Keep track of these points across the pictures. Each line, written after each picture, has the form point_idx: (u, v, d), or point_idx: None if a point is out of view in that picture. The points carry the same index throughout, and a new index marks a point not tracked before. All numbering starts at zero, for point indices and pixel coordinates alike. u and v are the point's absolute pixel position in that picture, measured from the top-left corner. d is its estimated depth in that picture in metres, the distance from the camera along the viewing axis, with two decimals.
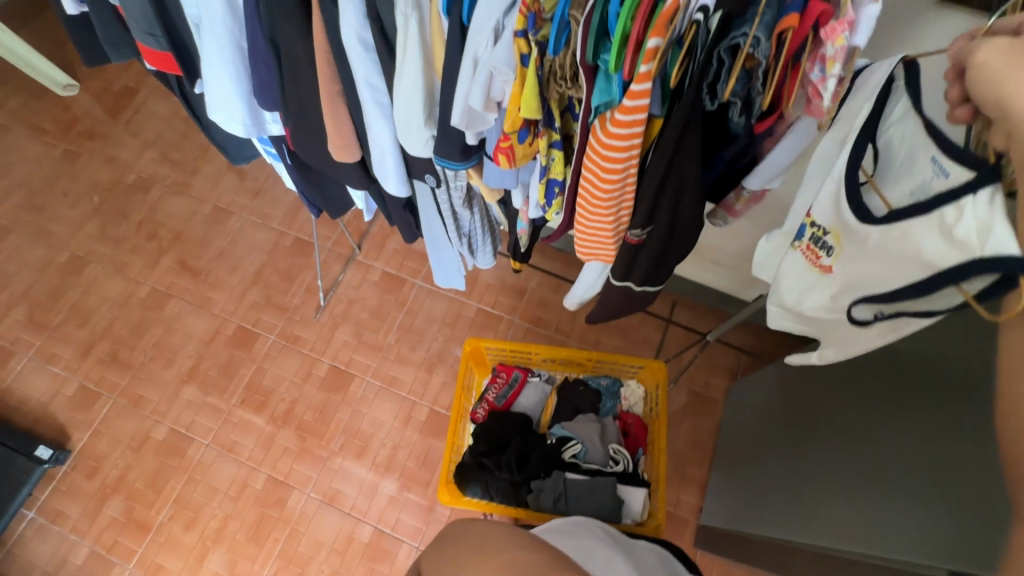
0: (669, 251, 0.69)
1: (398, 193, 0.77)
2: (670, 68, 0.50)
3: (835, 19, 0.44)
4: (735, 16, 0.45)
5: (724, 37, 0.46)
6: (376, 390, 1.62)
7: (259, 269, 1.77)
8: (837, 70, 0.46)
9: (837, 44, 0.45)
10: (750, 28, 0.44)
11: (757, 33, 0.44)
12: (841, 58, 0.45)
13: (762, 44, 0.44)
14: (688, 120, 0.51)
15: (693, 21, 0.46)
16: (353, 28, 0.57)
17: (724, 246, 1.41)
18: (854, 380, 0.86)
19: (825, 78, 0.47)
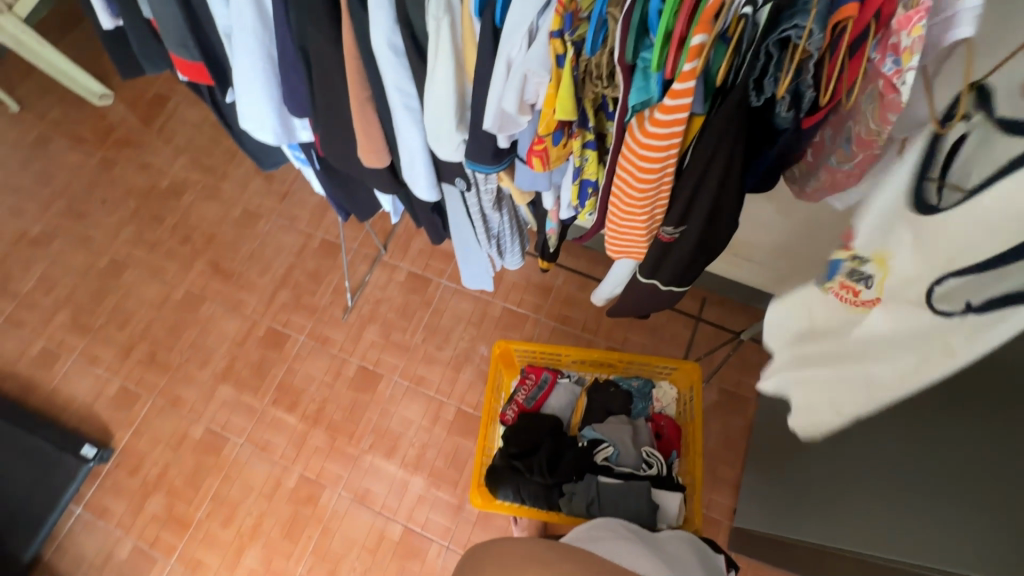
0: (704, 251, 0.66)
1: (427, 197, 0.76)
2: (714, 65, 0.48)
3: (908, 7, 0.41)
4: (784, 9, 0.44)
5: (774, 30, 0.44)
6: (404, 389, 1.63)
7: (288, 271, 1.80)
8: (914, 62, 0.42)
9: (914, 32, 0.40)
10: (804, 20, 0.42)
11: (812, 24, 0.42)
12: (919, 49, 0.41)
13: (817, 36, 0.42)
14: (734, 119, 0.49)
15: (739, 15, 0.44)
16: (383, 34, 0.56)
17: (756, 242, 1.36)
18: None
19: (900, 71, 0.43)
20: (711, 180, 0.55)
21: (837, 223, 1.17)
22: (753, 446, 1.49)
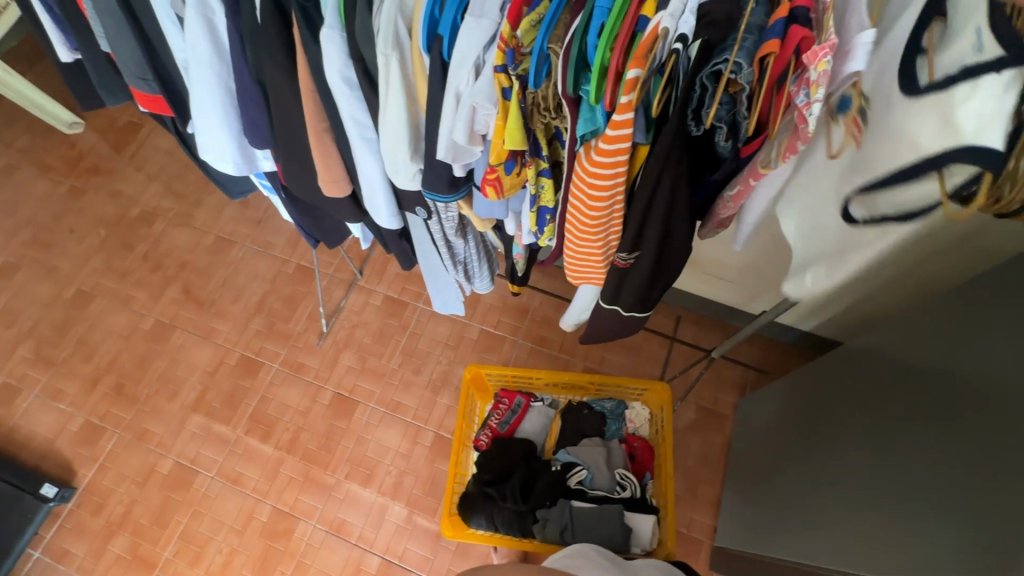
0: (659, 274, 0.68)
1: (389, 225, 0.77)
2: (652, 96, 0.50)
3: (816, 44, 0.43)
4: (714, 44, 0.45)
5: (705, 64, 0.46)
6: (380, 416, 1.60)
7: (262, 298, 1.77)
8: (820, 95, 0.44)
9: (822, 67, 0.43)
10: (730, 54, 0.44)
11: (737, 58, 0.44)
12: (824, 82, 0.43)
13: (744, 69, 0.44)
14: (675, 147, 0.51)
15: (672, 50, 0.46)
16: (336, 68, 0.57)
17: (725, 260, 1.39)
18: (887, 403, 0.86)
19: (808, 103, 0.45)
20: (660, 205, 0.56)
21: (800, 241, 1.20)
22: (733, 464, 1.49)
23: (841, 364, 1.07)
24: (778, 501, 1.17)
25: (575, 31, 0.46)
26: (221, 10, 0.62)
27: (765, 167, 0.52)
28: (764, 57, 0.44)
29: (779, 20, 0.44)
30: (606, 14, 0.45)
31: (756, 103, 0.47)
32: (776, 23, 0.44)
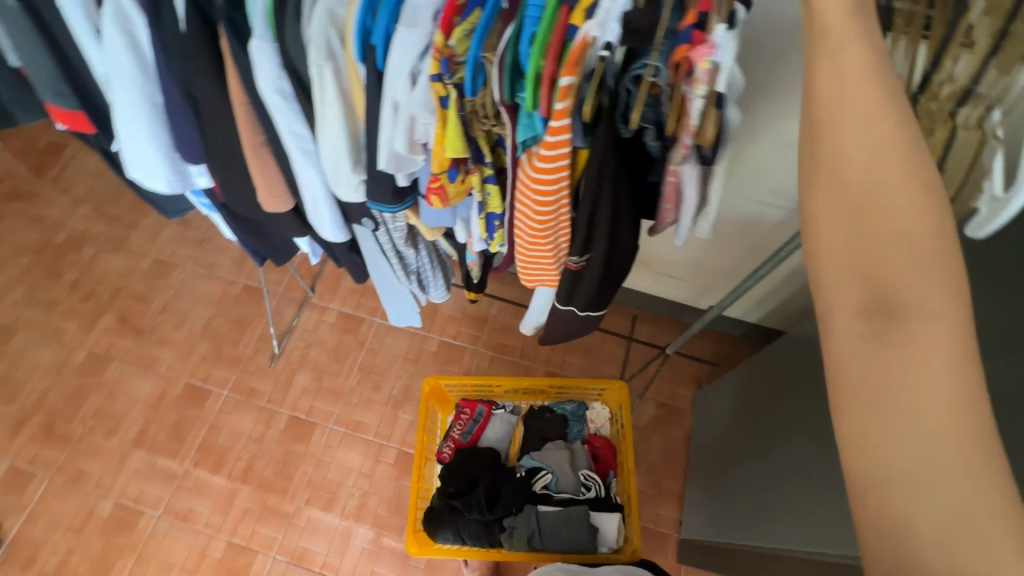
0: (610, 275, 0.70)
1: (335, 238, 0.75)
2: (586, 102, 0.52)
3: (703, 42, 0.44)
4: (637, 50, 0.47)
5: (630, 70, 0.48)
6: (340, 436, 1.55)
7: (207, 321, 1.69)
8: (701, 92, 0.45)
9: (705, 66, 0.44)
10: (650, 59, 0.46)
11: (657, 63, 0.46)
12: (705, 80, 0.45)
13: (662, 73, 0.46)
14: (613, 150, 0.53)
15: (600, 58, 0.47)
16: (268, 80, 0.55)
17: (674, 259, 1.44)
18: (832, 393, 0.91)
19: (692, 99, 0.46)
20: (603, 207, 0.58)
21: (740, 237, 1.26)
22: (693, 457, 1.53)
23: (788, 352, 1.12)
24: (739, 486, 1.21)
25: (508, 41, 0.47)
26: (142, 23, 0.59)
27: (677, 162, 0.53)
28: (678, 61, 0.45)
29: (687, 24, 0.44)
30: (538, 22, 0.46)
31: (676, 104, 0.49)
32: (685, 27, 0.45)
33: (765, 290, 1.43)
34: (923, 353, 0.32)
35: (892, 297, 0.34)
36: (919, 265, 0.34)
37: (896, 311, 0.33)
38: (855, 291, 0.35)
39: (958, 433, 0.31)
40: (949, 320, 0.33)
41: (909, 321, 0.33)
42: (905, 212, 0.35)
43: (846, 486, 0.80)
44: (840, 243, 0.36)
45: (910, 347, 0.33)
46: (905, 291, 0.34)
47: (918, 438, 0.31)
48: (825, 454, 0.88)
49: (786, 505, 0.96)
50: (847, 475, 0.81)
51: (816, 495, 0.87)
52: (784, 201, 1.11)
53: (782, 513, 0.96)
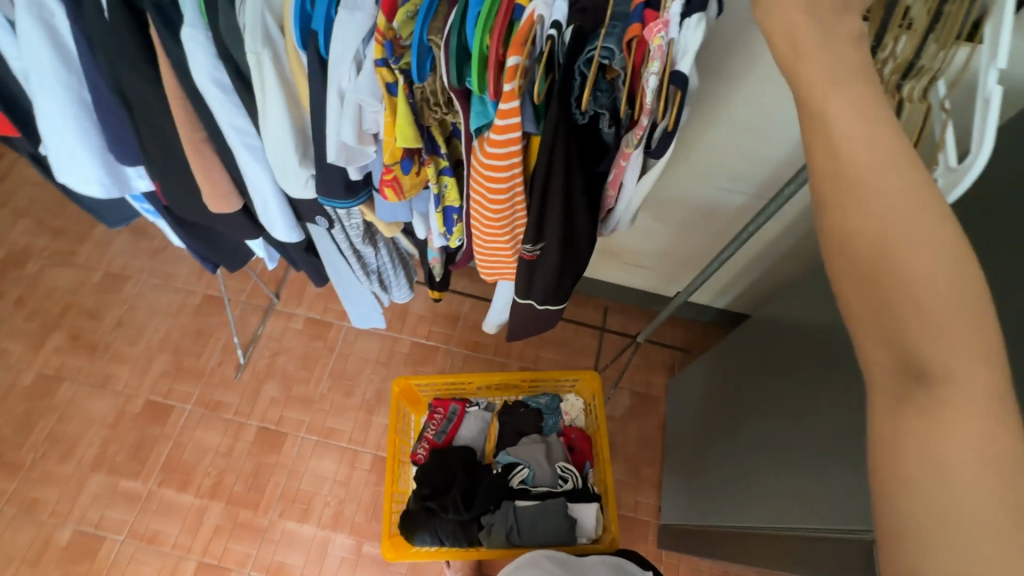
0: (567, 266, 0.69)
1: (289, 238, 0.72)
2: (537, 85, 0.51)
3: (657, 18, 0.43)
4: (585, 32, 0.47)
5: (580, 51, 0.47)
6: (313, 445, 1.51)
7: (166, 334, 1.62)
8: (656, 69, 0.45)
9: (660, 43, 0.43)
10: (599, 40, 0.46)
11: (606, 44, 0.46)
12: (660, 58, 0.44)
13: (615, 55, 0.46)
14: (565, 134, 0.52)
15: (548, 37, 0.45)
16: (204, 69, 0.52)
17: (642, 249, 1.45)
18: (800, 372, 0.93)
19: (647, 77, 0.46)
20: (558, 193, 0.57)
21: (704, 223, 1.28)
22: (669, 443, 1.55)
23: (756, 335, 1.14)
24: (715, 469, 1.22)
25: (452, 23, 0.46)
26: (62, 13, 0.55)
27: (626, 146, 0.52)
28: (629, 40, 0.45)
29: (637, 4, 0.45)
30: (481, 3, 0.45)
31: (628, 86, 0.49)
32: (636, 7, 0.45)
33: (731, 275, 1.46)
34: (951, 412, 0.29)
35: (916, 348, 0.31)
36: (948, 314, 0.31)
37: (925, 366, 0.31)
38: (882, 343, 0.33)
39: (1001, 497, 0.28)
40: (976, 373, 0.30)
41: (938, 379, 0.30)
42: (924, 241, 0.32)
43: (817, 461, 0.81)
44: (856, 287, 0.33)
45: (938, 406, 0.30)
46: (932, 341, 0.31)
47: (961, 489, 0.28)
48: (797, 432, 0.89)
49: (764, 485, 0.97)
50: (816, 450, 0.82)
51: (791, 473, 0.88)
52: (746, 186, 1.13)
53: (761, 493, 0.97)
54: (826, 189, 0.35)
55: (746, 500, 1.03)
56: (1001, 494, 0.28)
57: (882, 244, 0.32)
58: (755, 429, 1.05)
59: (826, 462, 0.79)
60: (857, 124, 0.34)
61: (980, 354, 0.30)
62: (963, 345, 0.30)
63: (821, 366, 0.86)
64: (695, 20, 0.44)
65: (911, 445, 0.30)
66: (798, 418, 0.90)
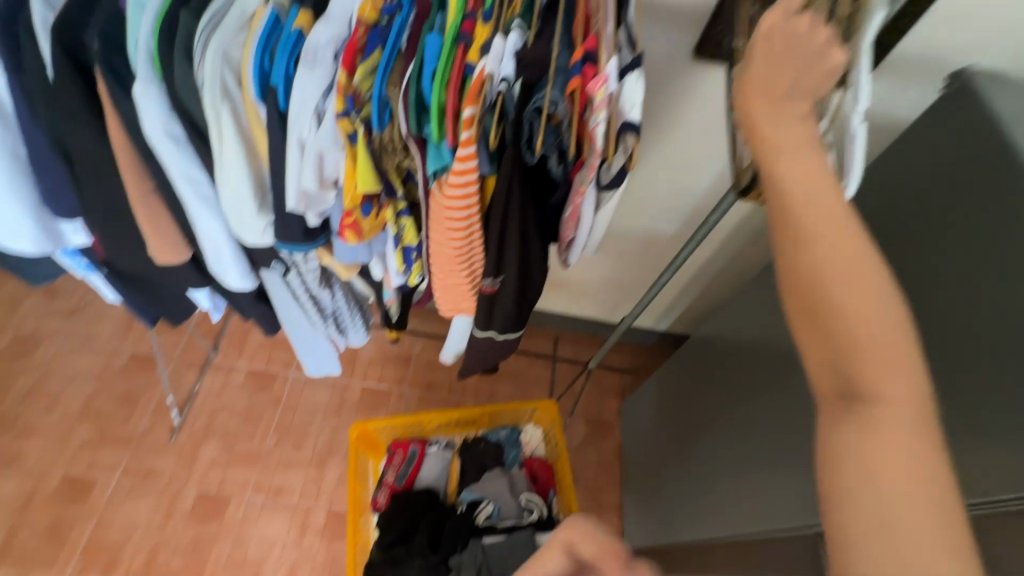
0: (524, 298, 0.72)
1: (242, 286, 0.71)
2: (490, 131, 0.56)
3: (597, 74, 0.50)
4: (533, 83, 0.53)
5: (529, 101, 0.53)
6: (260, 506, 1.41)
7: (88, 400, 1.49)
8: (603, 116, 0.51)
9: (603, 94, 0.50)
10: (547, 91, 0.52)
11: (553, 95, 0.52)
12: (605, 106, 0.50)
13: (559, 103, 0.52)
14: (518, 175, 0.57)
15: (500, 90, 0.50)
16: (157, 124, 0.53)
17: (588, 279, 1.52)
18: (741, 383, 1.00)
19: (596, 124, 0.52)
20: (513, 228, 0.62)
21: (642, 251, 1.37)
22: (626, 466, 1.59)
23: (698, 353, 1.22)
24: (673, 486, 1.27)
25: (410, 77, 0.50)
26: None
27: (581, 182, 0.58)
28: (572, 91, 0.51)
29: (576, 60, 0.51)
30: (437, 60, 0.49)
31: (574, 130, 0.55)
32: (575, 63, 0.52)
33: (670, 298, 1.55)
34: (885, 431, 0.32)
35: (854, 375, 0.34)
36: (883, 343, 0.34)
37: (864, 392, 0.33)
38: (827, 370, 0.35)
39: (931, 509, 0.30)
40: (900, 393, 0.33)
41: (873, 402, 0.33)
42: (851, 269, 0.35)
43: (762, 466, 0.88)
44: (802, 318, 0.36)
45: (872, 425, 0.32)
46: (872, 366, 0.33)
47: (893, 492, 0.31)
48: (743, 442, 0.96)
49: (721, 495, 1.02)
50: (760, 456, 0.89)
51: (743, 480, 0.94)
52: (679, 213, 1.22)
53: (720, 504, 1.03)
54: (774, 228, 0.38)
55: (706, 513, 1.08)
56: (928, 506, 0.30)
57: (824, 280, 0.35)
58: (706, 441, 1.11)
59: (770, 465, 0.86)
60: (802, 170, 0.37)
61: (908, 379, 0.33)
62: (895, 371, 0.33)
63: (757, 376, 0.94)
64: (633, 76, 0.52)
65: (852, 461, 0.32)
66: (742, 428, 0.96)
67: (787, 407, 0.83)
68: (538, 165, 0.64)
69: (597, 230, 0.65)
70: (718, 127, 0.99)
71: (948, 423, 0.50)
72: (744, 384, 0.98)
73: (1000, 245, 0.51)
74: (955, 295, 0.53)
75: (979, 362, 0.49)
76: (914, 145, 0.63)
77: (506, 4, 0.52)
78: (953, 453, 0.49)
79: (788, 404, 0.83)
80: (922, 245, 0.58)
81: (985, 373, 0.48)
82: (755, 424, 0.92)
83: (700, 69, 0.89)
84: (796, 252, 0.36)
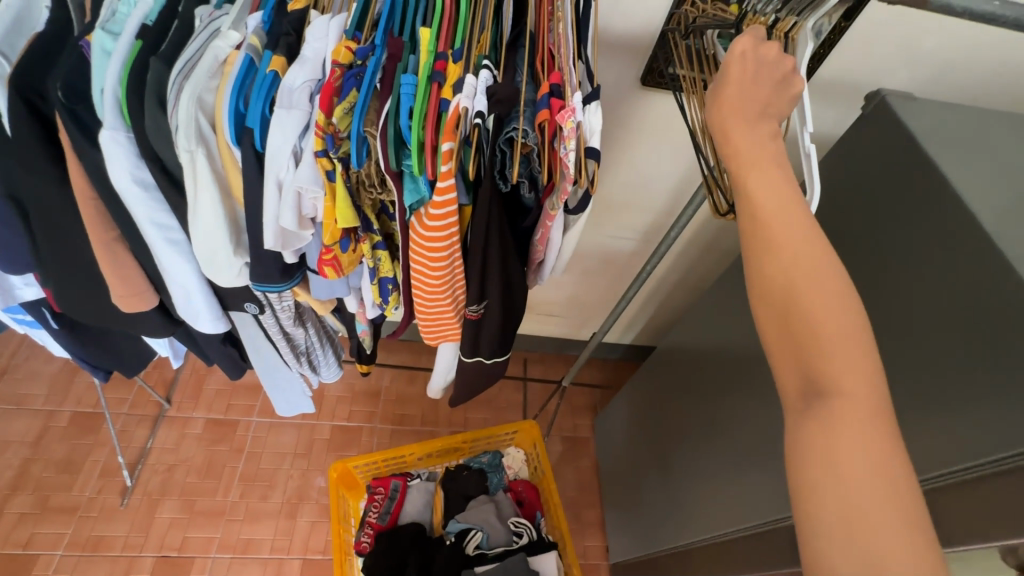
0: (506, 322, 0.74)
1: (215, 329, 0.69)
2: (466, 162, 0.57)
3: (563, 106, 0.53)
4: (504, 116, 0.55)
5: (501, 132, 0.55)
6: (227, 565, 1.33)
7: (24, 469, 1.37)
8: (573, 146, 0.53)
9: (572, 125, 0.53)
10: (517, 123, 0.54)
11: (523, 127, 0.54)
12: (574, 136, 0.53)
13: (529, 134, 0.54)
14: (494, 204, 0.59)
15: (474, 124, 0.52)
16: (124, 170, 0.52)
17: (554, 298, 1.55)
18: (710, 387, 1.04)
19: (566, 152, 0.54)
20: (494, 255, 0.63)
21: (604, 268, 1.42)
22: (605, 481, 1.61)
23: (663, 363, 1.27)
24: (653, 494, 1.30)
25: (388, 114, 0.51)
26: None
27: (551, 208, 0.61)
28: (541, 122, 0.54)
29: (544, 94, 0.54)
30: (413, 98, 0.51)
31: (545, 158, 0.57)
32: (542, 96, 0.54)
33: (634, 311, 1.61)
34: (842, 425, 0.35)
35: (818, 374, 0.37)
36: (846, 343, 0.37)
37: (822, 389, 0.37)
38: (793, 369, 0.39)
39: (890, 497, 0.33)
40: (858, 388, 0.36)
41: (836, 398, 0.36)
42: (808, 269, 0.39)
43: (737, 465, 0.92)
44: (772, 322, 0.40)
45: (832, 419, 0.36)
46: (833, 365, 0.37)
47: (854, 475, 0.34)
48: (717, 445, 0.99)
49: (701, 498, 1.05)
50: (734, 456, 0.93)
51: (721, 480, 0.98)
52: (638, 230, 1.28)
53: (700, 507, 1.06)
54: (745, 240, 0.41)
55: (688, 517, 1.11)
56: (888, 489, 0.34)
57: (791, 281, 0.39)
58: (681, 447, 1.15)
59: (744, 464, 0.90)
60: (766, 184, 0.41)
61: (867, 377, 0.37)
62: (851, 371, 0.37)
63: (724, 380, 0.99)
64: (594, 106, 0.56)
65: (814, 452, 0.36)
66: (715, 432, 1.00)
67: (756, 406, 0.88)
68: (511, 192, 0.67)
69: (565, 251, 0.70)
70: (672, 145, 1.05)
71: (904, 405, 0.56)
72: (714, 388, 1.02)
73: (927, 242, 0.57)
74: (896, 289, 0.59)
75: (924, 348, 0.54)
76: (845, 158, 0.70)
77: (473, 44, 0.55)
78: (912, 433, 0.54)
79: (755, 405, 0.88)
80: (863, 247, 0.65)
81: (927, 358, 0.54)
82: (726, 427, 0.96)
83: (649, 97, 0.95)
84: (763, 262, 0.40)
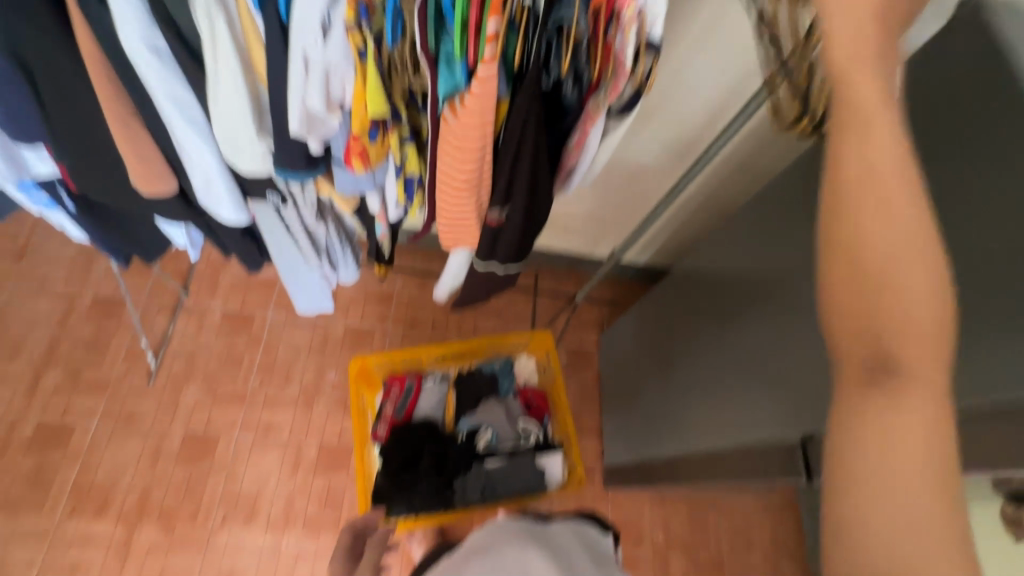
0: (527, 230, 0.72)
1: (237, 220, 0.68)
2: (510, 50, 0.52)
3: None
4: None
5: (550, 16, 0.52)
6: (249, 443, 1.56)
7: (55, 347, 1.57)
8: (632, 35, 0.50)
9: (633, 9, 0.49)
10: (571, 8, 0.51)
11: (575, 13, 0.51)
12: (635, 23, 0.50)
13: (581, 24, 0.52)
14: (534, 100, 0.54)
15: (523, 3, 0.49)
16: (137, 32, 0.47)
17: (574, 213, 1.51)
18: (720, 307, 1.05)
19: (624, 44, 0.51)
20: (525, 158, 0.60)
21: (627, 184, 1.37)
22: (605, 392, 1.68)
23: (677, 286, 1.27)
24: (649, 408, 1.36)
25: None
26: None
27: (595, 109, 0.57)
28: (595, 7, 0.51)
29: None
30: None
31: (596, 48, 0.53)
32: None
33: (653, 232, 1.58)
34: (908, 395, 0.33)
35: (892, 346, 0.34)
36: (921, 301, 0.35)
37: (895, 363, 0.34)
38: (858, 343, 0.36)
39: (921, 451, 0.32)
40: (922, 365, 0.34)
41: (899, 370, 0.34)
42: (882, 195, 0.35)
43: (736, 381, 0.96)
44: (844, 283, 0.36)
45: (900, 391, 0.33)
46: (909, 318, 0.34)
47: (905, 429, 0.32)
48: (720, 368, 1.02)
49: (695, 415, 1.10)
50: (730, 373, 0.98)
51: (718, 400, 1.02)
52: (662, 144, 1.21)
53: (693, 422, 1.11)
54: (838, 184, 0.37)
55: (681, 431, 1.17)
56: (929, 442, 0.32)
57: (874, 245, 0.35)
58: (683, 364, 1.19)
59: (743, 384, 0.94)
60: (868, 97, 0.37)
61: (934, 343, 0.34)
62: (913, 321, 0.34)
63: (736, 301, 0.99)
64: None
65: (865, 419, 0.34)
66: (719, 355, 1.02)
67: (762, 328, 0.90)
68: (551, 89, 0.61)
69: (600, 157, 0.66)
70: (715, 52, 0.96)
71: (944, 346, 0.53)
72: (725, 307, 1.03)
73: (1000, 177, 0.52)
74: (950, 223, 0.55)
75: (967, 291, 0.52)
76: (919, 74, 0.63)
77: None
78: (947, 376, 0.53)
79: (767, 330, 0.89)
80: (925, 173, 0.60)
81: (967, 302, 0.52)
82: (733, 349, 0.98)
83: None
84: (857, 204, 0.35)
